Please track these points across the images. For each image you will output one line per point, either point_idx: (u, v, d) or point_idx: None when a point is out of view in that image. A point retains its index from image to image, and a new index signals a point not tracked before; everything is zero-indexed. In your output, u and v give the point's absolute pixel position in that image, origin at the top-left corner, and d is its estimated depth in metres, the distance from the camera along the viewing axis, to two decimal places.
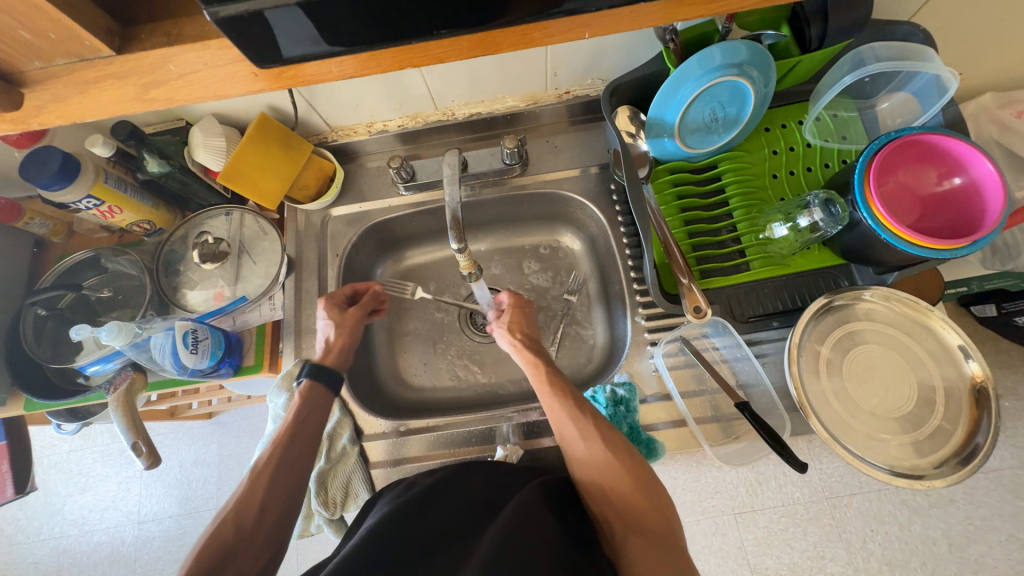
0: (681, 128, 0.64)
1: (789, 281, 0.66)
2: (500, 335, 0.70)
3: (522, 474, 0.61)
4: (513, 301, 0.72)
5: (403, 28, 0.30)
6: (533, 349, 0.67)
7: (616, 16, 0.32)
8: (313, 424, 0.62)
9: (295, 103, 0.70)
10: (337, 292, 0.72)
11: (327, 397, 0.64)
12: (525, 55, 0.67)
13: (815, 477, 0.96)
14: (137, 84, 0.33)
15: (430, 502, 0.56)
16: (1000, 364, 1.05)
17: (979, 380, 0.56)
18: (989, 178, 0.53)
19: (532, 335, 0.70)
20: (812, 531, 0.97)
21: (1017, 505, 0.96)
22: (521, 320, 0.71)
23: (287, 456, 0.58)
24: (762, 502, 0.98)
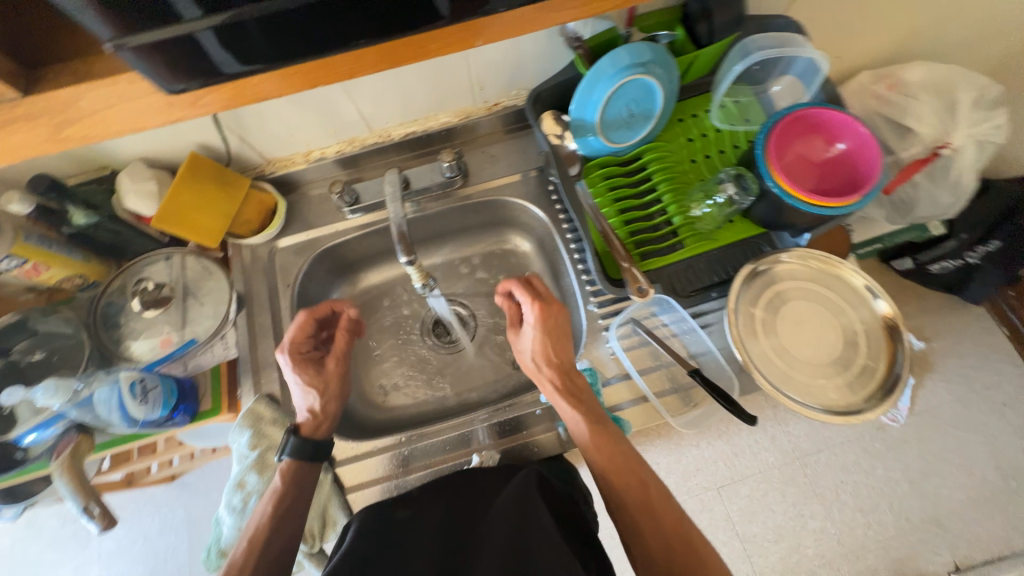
0: (603, 125, 0.68)
1: (720, 254, 0.71)
2: (527, 366, 0.67)
3: (496, 482, 0.62)
4: (541, 323, 0.65)
5: (317, 42, 0.33)
6: (563, 382, 0.64)
7: (506, 23, 0.36)
8: (296, 489, 0.61)
9: (226, 139, 0.70)
10: (299, 342, 0.68)
11: (313, 471, 0.63)
12: (450, 73, 0.70)
13: (784, 441, 1.02)
14: (52, 124, 0.34)
15: (408, 525, 0.58)
16: (926, 310, 1.15)
17: (890, 318, 0.63)
18: (865, 141, 0.61)
19: (564, 365, 0.65)
20: (789, 491, 1.01)
21: (959, 435, 1.05)
22: (552, 346, 0.65)
23: (277, 521, 0.59)
24: (741, 472, 1.02)
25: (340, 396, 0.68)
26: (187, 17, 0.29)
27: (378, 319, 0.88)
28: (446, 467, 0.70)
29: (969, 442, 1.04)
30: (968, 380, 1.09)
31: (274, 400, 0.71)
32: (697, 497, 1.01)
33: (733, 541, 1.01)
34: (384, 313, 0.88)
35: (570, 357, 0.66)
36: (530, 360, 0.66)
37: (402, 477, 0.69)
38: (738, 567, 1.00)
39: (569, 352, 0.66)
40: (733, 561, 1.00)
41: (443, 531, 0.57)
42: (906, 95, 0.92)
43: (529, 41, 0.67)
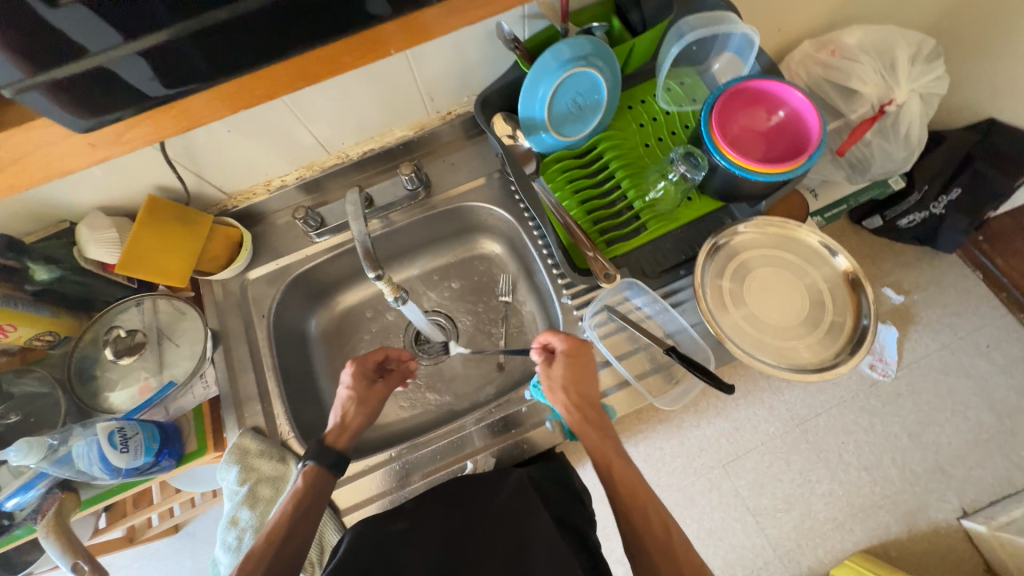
0: (553, 121, 0.70)
1: (683, 232, 0.73)
2: (551, 397, 0.63)
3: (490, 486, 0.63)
4: (571, 350, 0.64)
5: (244, 57, 0.39)
6: (589, 416, 0.62)
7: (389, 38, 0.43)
8: (308, 503, 0.58)
9: (182, 177, 0.70)
10: (370, 359, 0.71)
11: (329, 479, 0.61)
12: (398, 87, 0.71)
13: (782, 409, 1.04)
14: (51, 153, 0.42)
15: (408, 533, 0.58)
16: (902, 264, 1.17)
17: (850, 272, 0.65)
18: (803, 104, 0.63)
19: (589, 397, 0.63)
20: (794, 459, 1.02)
21: (949, 381, 1.06)
22: (580, 383, 0.63)
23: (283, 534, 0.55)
24: (744, 446, 1.03)
25: (370, 415, 0.68)
26: (97, 49, 0.35)
27: (360, 340, 0.88)
28: (444, 472, 0.70)
29: (960, 388, 1.06)
30: (952, 327, 1.11)
31: (260, 432, 0.70)
32: (703, 476, 1.02)
33: (746, 518, 1.01)
34: (366, 332, 0.88)
35: (596, 392, 0.64)
36: (558, 392, 0.63)
37: (399, 491, 0.69)
38: (753, 541, 1.00)
39: (596, 385, 0.64)
40: (748, 536, 1.00)
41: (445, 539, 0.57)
42: (849, 58, 0.94)
43: (470, 47, 0.69)
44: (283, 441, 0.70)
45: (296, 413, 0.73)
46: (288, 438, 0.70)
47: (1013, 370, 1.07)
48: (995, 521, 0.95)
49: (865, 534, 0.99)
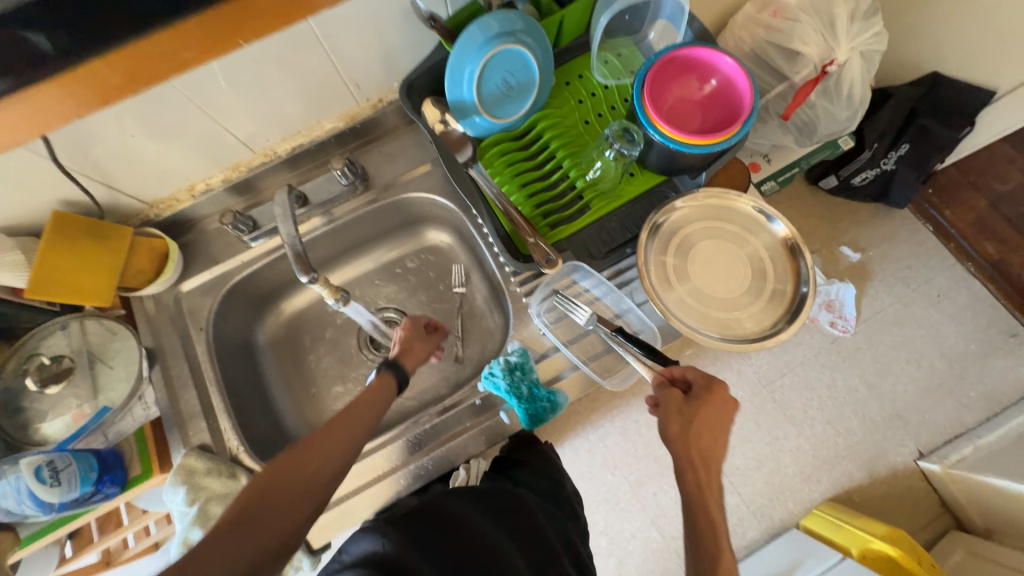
0: (484, 103, 0.67)
1: (628, 210, 0.72)
2: (669, 421, 0.57)
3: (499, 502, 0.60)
4: (716, 393, 0.58)
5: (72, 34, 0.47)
6: (708, 477, 0.55)
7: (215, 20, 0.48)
8: (368, 410, 0.58)
9: (87, 188, 0.65)
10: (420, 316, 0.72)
11: (391, 386, 0.62)
12: (318, 75, 0.67)
13: (750, 372, 1.07)
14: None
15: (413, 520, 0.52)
16: (858, 222, 1.18)
17: (789, 238, 0.66)
18: (733, 70, 0.62)
19: (708, 455, 0.56)
20: (762, 419, 1.05)
21: (903, 332, 1.10)
22: (711, 440, 0.56)
23: (335, 433, 0.54)
24: None
25: (423, 357, 0.69)
26: None
27: (313, 344, 0.85)
28: (421, 462, 0.70)
29: (913, 338, 1.09)
30: (905, 280, 1.13)
31: (207, 450, 0.68)
32: None
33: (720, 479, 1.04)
34: (318, 335, 0.85)
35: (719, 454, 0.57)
36: (686, 434, 0.56)
37: (416, 462, 0.70)
38: (727, 501, 1.03)
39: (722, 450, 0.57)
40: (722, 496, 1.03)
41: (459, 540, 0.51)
42: (789, 19, 0.92)
43: (388, 28, 0.64)
44: (233, 456, 0.68)
45: (244, 426, 0.71)
46: (237, 453, 0.68)
47: (963, 317, 1.10)
48: (947, 460, 0.99)
49: (831, 484, 1.03)
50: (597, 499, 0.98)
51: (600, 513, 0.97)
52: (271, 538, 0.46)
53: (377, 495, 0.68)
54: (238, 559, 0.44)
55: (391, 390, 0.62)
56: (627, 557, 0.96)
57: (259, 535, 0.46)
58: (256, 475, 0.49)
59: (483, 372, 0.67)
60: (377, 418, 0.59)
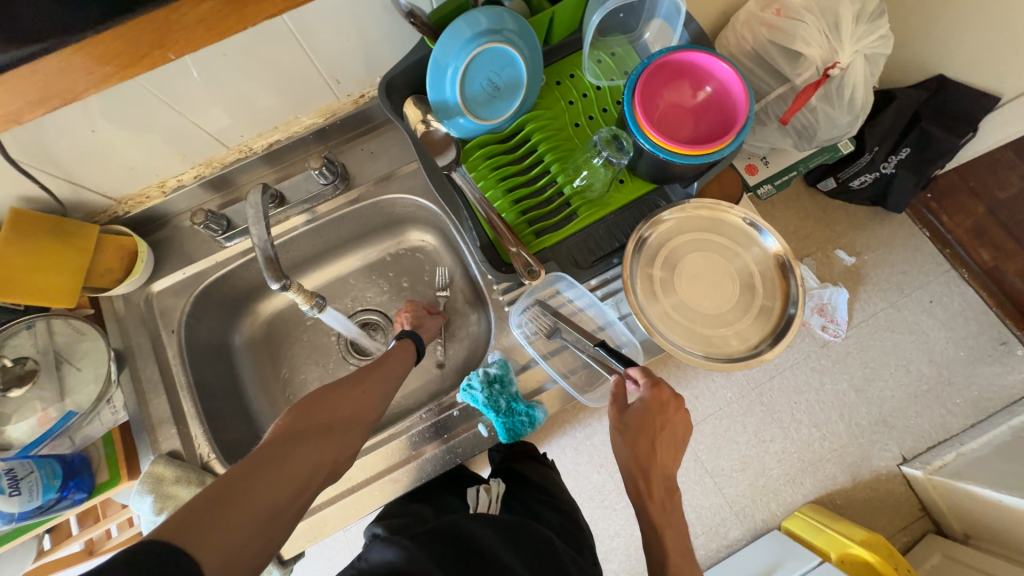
0: (467, 104, 0.63)
1: (616, 217, 0.69)
2: (612, 439, 0.58)
3: (515, 531, 0.59)
4: (654, 397, 0.57)
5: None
6: (650, 489, 0.57)
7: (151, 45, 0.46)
8: (394, 366, 0.62)
9: (49, 185, 0.62)
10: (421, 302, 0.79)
11: (412, 349, 0.67)
12: (293, 70, 0.64)
13: (739, 376, 1.06)
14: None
15: (427, 545, 0.51)
16: (854, 225, 1.16)
17: (781, 255, 0.64)
18: (730, 77, 0.59)
19: (654, 463, 0.57)
20: (749, 421, 1.05)
21: (894, 337, 1.09)
22: (654, 452, 0.58)
23: (372, 376, 0.58)
24: (700, 414, 1.05)
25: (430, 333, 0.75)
26: None
27: (293, 343, 0.83)
28: (403, 471, 0.69)
29: (904, 344, 1.08)
30: (898, 285, 1.12)
31: (178, 456, 0.66)
32: None
33: (704, 480, 1.04)
34: (298, 335, 0.83)
35: (665, 461, 0.59)
36: (624, 439, 0.58)
37: (413, 464, 0.69)
38: (711, 501, 1.03)
39: (666, 457, 0.58)
40: (706, 497, 1.03)
41: (467, 557, 0.52)
42: (793, 18, 0.88)
43: (367, 23, 0.61)
44: (204, 462, 0.67)
45: (217, 431, 0.69)
46: (208, 461, 0.67)
47: (954, 323, 1.09)
48: (930, 465, 0.99)
49: (814, 486, 1.03)
50: (582, 497, 0.98)
51: (585, 511, 0.97)
52: (324, 452, 0.48)
53: (350, 506, 0.67)
54: (300, 462, 0.45)
55: (412, 354, 0.67)
56: (610, 555, 0.96)
57: (316, 446, 0.47)
58: (302, 398, 0.52)
59: (461, 384, 0.66)
60: (403, 374, 0.63)
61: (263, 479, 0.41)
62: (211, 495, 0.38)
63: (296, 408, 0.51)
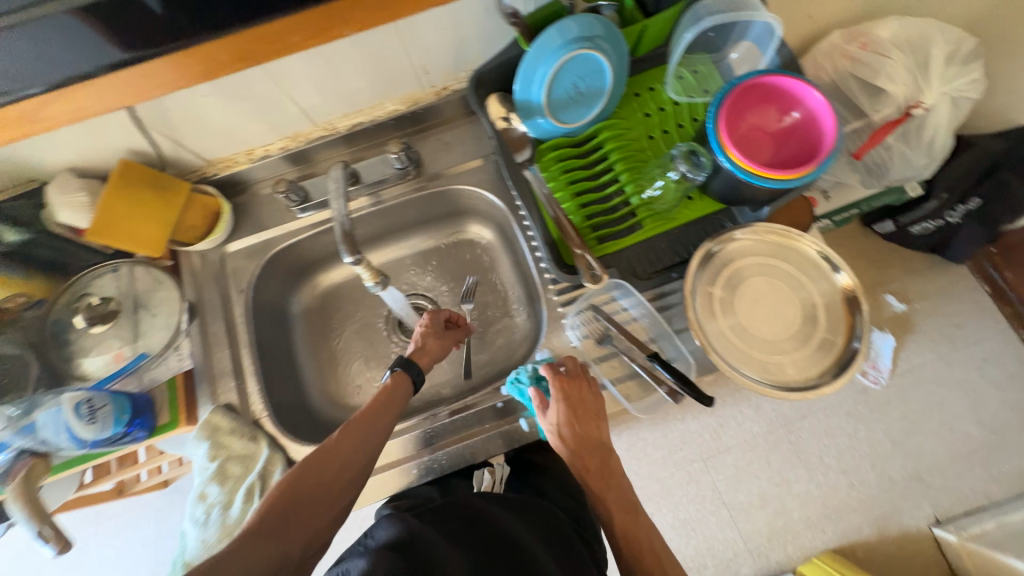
0: (550, 106, 0.65)
1: (679, 233, 0.70)
2: (549, 436, 0.63)
3: (523, 509, 0.65)
4: (556, 378, 0.63)
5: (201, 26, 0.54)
6: (585, 462, 0.61)
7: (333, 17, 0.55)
8: (385, 416, 0.62)
9: (156, 142, 0.67)
10: (441, 312, 0.75)
11: (405, 393, 0.65)
12: (389, 58, 0.67)
13: (769, 410, 1.02)
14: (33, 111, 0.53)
15: (435, 519, 0.56)
16: (909, 272, 1.11)
17: (849, 289, 0.63)
18: (821, 106, 0.59)
19: (591, 440, 0.62)
20: (774, 458, 1.01)
21: (939, 393, 1.03)
22: (581, 428, 0.62)
23: (352, 441, 0.58)
24: (725, 443, 1.01)
25: (434, 358, 0.71)
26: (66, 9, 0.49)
27: (343, 318, 0.86)
28: (440, 454, 0.70)
29: (951, 400, 1.02)
30: (950, 338, 1.06)
31: (234, 409, 0.70)
32: (681, 470, 1.02)
33: (721, 513, 1.01)
34: (349, 311, 0.86)
35: (597, 434, 0.63)
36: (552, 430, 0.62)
37: (431, 455, 0.70)
38: (726, 534, 1.00)
39: (596, 430, 0.63)
40: (721, 529, 1.00)
41: (470, 526, 0.57)
42: (879, 53, 0.86)
43: (466, 19, 0.63)
44: (255, 419, 0.69)
45: (270, 391, 0.72)
46: (260, 418, 0.69)
47: (1007, 385, 1.04)
48: (965, 531, 0.94)
49: (836, 535, 0.99)
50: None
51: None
52: (296, 539, 0.51)
53: (388, 479, 0.69)
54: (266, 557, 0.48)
55: (405, 400, 0.65)
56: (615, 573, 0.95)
57: (285, 535, 0.51)
58: (280, 479, 0.55)
59: (509, 376, 0.67)
60: (391, 428, 0.62)
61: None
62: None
63: (278, 484, 0.54)
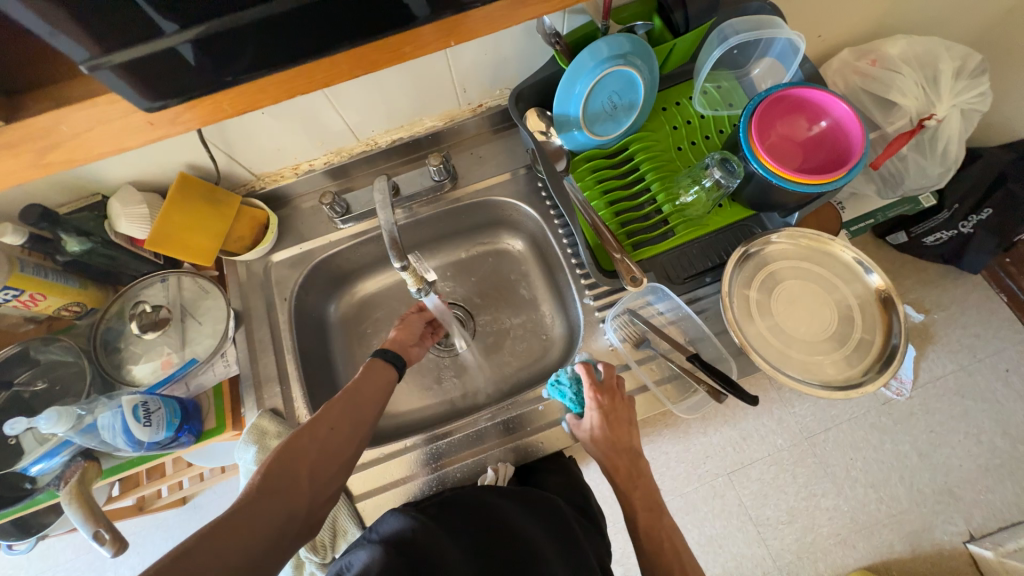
0: (587, 119, 0.69)
1: (710, 239, 0.72)
2: (582, 436, 0.64)
3: (529, 499, 0.64)
4: (594, 389, 0.63)
5: (277, 48, 0.35)
6: (617, 464, 0.62)
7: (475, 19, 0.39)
8: (372, 385, 0.64)
9: (214, 157, 0.70)
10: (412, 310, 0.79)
11: (390, 370, 0.67)
12: (433, 78, 0.71)
13: (791, 422, 0.99)
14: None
15: (438, 513, 0.58)
16: (925, 281, 1.12)
17: (883, 290, 0.64)
18: (847, 116, 0.62)
19: (622, 445, 0.62)
20: (800, 472, 0.98)
21: (965, 404, 1.01)
22: (613, 434, 0.62)
23: (343, 411, 0.59)
24: (749, 456, 0.99)
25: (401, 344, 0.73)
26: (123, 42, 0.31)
27: (375, 328, 0.88)
28: (471, 459, 0.71)
29: (976, 411, 1.01)
30: (970, 348, 1.05)
31: (278, 414, 0.71)
32: (706, 484, 0.99)
33: (748, 528, 0.98)
34: (381, 321, 0.88)
35: (631, 441, 0.63)
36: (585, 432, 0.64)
37: (429, 476, 0.71)
38: (753, 551, 0.97)
39: (632, 437, 0.63)
40: (749, 545, 0.97)
41: (479, 524, 0.58)
42: (890, 69, 0.90)
43: (507, 41, 0.68)
44: (300, 424, 0.71)
45: (312, 396, 0.74)
46: (304, 422, 0.71)
47: None
48: (1002, 547, 0.91)
49: (868, 552, 0.95)
50: (615, 528, 0.93)
51: (618, 543, 0.93)
52: (296, 499, 0.52)
53: (432, 482, 0.70)
54: (270, 515, 0.49)
55: (391, 377, 0.67)
56: None
57: (285, 496, 0.51)
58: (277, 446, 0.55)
59: (549, 377, 0.68)
60: (380, 400, 0.64)
61: (235, 532, 0.46)
62: (190, 546, 0.43)
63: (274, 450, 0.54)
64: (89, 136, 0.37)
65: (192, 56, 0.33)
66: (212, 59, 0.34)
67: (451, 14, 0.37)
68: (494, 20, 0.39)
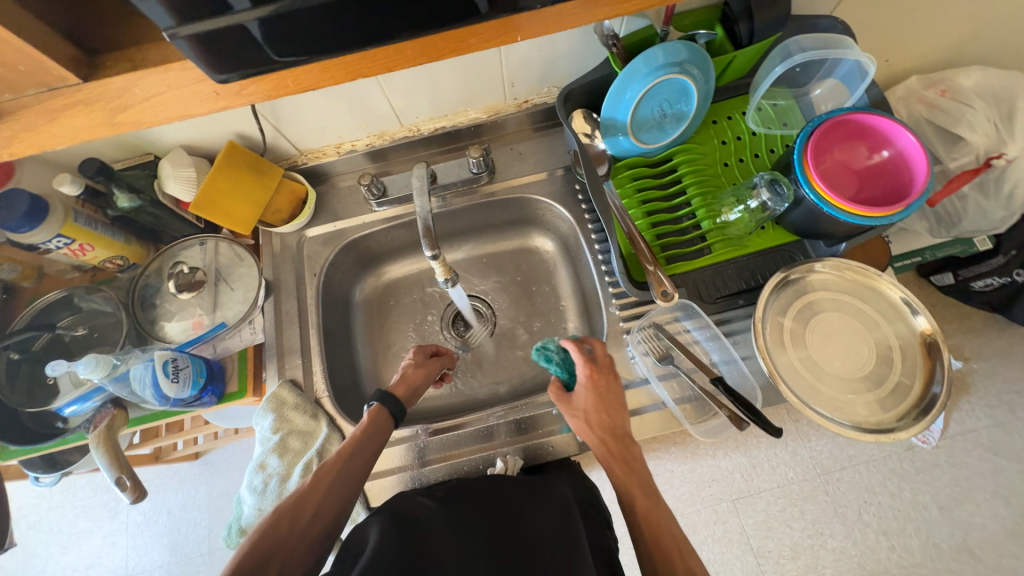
0: (634, 125, 0.67)
1: (749, 260, 0.69)
2: (572, 424, 0.63)
3: (533, 487, 0.62)
4: (584, 364, 0.64)
5: (344, 32, 0.34)
6: (611, 448, 0.59)
7: (542, 16, 0.37)
8: (365, 450, 0.60)
9: (262, 129, 0.72)
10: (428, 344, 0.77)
11: (388, 425, 0.64)
12: (483, 70, 0.70)
13: (805, 456, 0.96)
14: (59, 109, 0.37)
15: (445, 499, 0.60)
16: (967, 329, 1.06)
17: (929, 334, 0.61)
18: (913, 147, 0.59)
19: (616, 429, 0.61)
20: (809, 509, 0.94)
21: (997, 462, 0.96)
22: (604, 413, 0.61)
23: (333, 482, 0.56)
24: (757, 485, 0.96)
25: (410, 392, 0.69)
26: (196, 14, 0.31)
27: (396, 312, 0.89)
28: (471, 458, 0.71)
29: (1008, 471, 0.95)
30: (1010, 405, 0.99)
31: (297, 385, 0.73)
32: (709, 508, 0.97)
33: (747, 558, 0.95)
34: (404, 306, 0.89)
35: (623, 423, 0.62)
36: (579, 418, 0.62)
37: (420, 469, 0.71)
38: None
39: (622, 416, 0.62)
40: None
41: (481, 506, 0.58)
42: (959, 103, 0.85)
43: (562, 38, 0.67)
44: (316, 398, 0.73)
45: (331, 372, 0.75)
46: (320, 396, 0.73)
47: None
48: None
49: None
50: None
51: None
52: None
53: (438, 472, 0.70)
54: None
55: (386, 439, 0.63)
56: None
57: None
58: (255, 531, 0.51)
59: (534, 347, 0.69)
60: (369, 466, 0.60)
61: None
62: None
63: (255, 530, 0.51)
64: (155, 99, 0.38)
65: (256, 34, 0.33)
66: (275, 38, 0.34)
67: (511, 14, 0.36)
68: (560, 18, 0.38)
